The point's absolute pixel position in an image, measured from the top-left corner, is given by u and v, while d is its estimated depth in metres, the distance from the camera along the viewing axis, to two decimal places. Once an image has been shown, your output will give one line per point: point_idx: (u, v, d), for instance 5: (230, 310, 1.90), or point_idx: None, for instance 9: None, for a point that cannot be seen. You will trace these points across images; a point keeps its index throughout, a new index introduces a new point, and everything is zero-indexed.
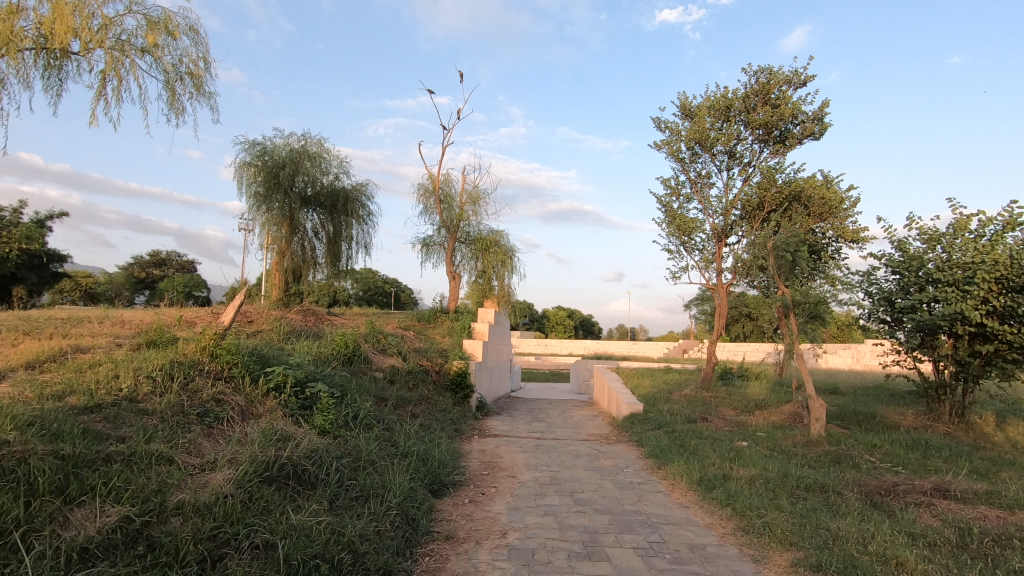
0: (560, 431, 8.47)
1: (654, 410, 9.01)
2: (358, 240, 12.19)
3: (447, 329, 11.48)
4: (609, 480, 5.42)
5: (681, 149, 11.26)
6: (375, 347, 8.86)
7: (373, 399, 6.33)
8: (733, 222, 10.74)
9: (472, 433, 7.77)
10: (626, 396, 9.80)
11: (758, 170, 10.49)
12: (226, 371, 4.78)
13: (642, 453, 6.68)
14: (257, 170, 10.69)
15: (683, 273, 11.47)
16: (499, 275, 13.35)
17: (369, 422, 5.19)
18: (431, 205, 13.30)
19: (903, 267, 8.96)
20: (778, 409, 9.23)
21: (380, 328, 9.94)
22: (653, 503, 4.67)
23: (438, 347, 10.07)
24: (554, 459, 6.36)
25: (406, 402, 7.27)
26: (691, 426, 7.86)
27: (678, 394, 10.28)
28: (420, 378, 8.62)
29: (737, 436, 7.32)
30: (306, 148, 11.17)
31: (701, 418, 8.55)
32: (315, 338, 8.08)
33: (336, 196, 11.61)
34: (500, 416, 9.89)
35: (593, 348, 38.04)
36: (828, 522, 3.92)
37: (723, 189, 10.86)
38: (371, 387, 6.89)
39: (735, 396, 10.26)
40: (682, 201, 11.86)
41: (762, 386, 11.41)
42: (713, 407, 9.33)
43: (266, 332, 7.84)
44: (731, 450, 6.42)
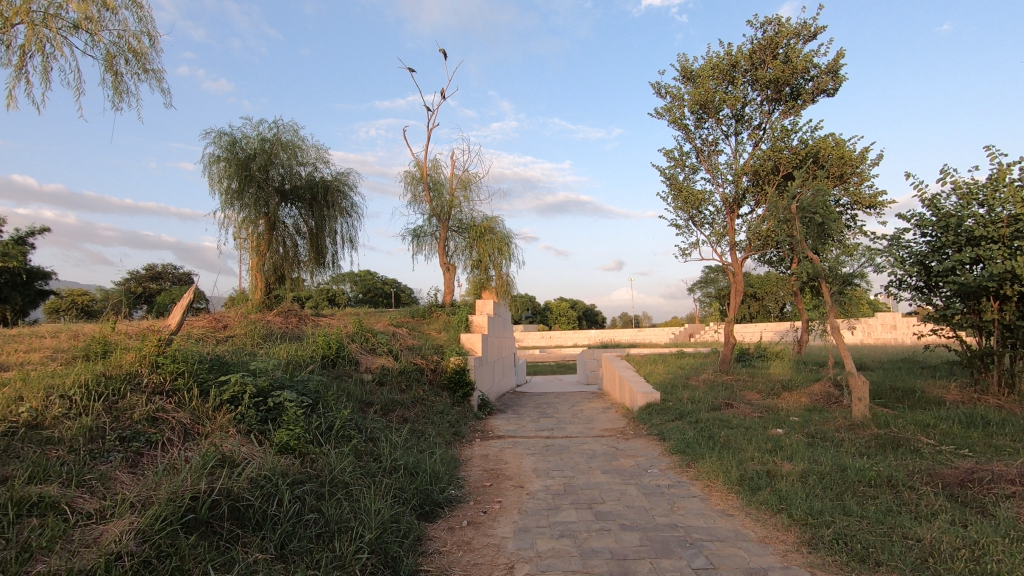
0: (571, 427, 7.68)
1: (672, 398, 8.23)
2: (343, 235, 11.41)
3: (443, 324, 10.69)
4: (632, 485, 4.61)
5: (684, 116, 10.41)
6: (363, 347, 8.06)
7: (357, 405, 5.53)
8: (744, 190, 9.94)
9: (473, 436, 6.98)
10: (641, 385, 9.01)
11: (770, 132, 9.67)
12: (169, 383, 3.96)
13: (666, 449, 5.89)
14: (227, 161, 9.79)
15: (693, 249, 10.68)
16: (497, 264, 12.53)
17: (349, 433, 4.40)
18: (420, 192, 12.48)
19: (937, 228, 8.20)
20: (808, 389, 8.42)
21: (369, 326, 9.15)
22: (690, 513, 3.88)
23: (434, 344, 9.27)
24: (566, 462, 5.56)
25: (397, 407, 6.46)
26: (716, 414, 7.07)
27: (696, 379, 9.48)
28: (413, 378, 7.82)
29: (771, 423, 6.53)
30: (279, 137, 10.32)
31: (726, 404, 7.75)
32: (295, 340, 7.28)
33: (315, 188, 10.82)
34: (504, 415, 9.11)
35: (598, 337, 37.26)
36: (917, 531, 3.12)
37: (732, 155, 10.05)
38: (356, 393, 6.09)
39: (758, 378, 9.44)
40: (688, 173, 11.04)
41: (785, 366, 10.59)
42: (736, 392, 8.54)
43: (238, 337, 7.04)
44: (768, 440, 5.62)
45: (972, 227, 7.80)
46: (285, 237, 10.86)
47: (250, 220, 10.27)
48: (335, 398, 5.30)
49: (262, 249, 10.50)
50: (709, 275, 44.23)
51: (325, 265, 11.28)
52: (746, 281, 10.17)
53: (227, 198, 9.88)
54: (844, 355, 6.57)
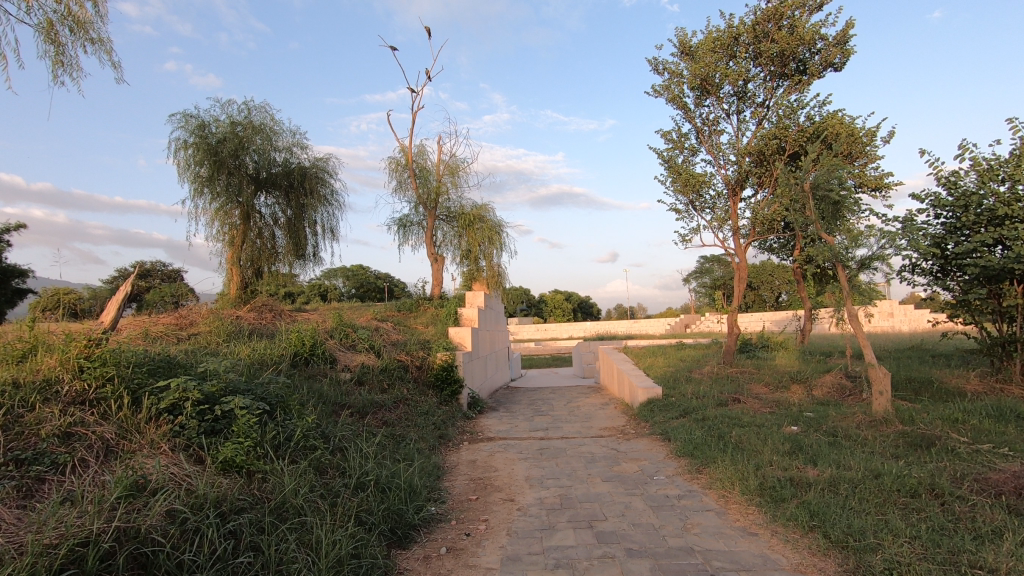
0: (567, 426, 7.14)
1: (675, 393, 7.70)
2: (323, 225, 10.77)
3: (431, 317, 10.10)
4: (638, 498, 4.05)
5: (683, 94, 9.83)
6: (342, 344, 7.46)
7: (327, 410, 4.95)
8: (748, 172, 9.39)
9: (461, 438, 6.41)
10: (641, 379, 8.48)
11: (775, 109, 9.11)
12: (93, 391, 3.36)
13: (672, 451, 5.36)
14: (194, 147, 9.09)
15: (694, 235, 10.14)
16: (487, 254, 11.93)
17: (313, 444, 3.82)
18: (405, 179, 11.83)
19: (955, 208, 7.67)
20: (819, 381, 7.91)
21: (350, 321, 8.55)
22: (706, 533, 3.33)
23: (420, 338, 8.69)
24: (562, 468, 5.01)
25: (375, 411, 5.89)
26: (724, 411, 6.55)
27: (699, 372, 8.96)
28: (397, 377, 7.23)
29: (784, 420, 6.00)
30: (251, 120, 9.64)
31: (734, 400, 7.22)
32: (265, 338, 6.67)
33: (291, 175, 10.14)
34: (496, 413, 8.55)
35: (594, 329, 36.80)
36: (986, 558, 2.59)
37: (734, 135, 9.48)
38: (329, 395, 5.50)
39: (764, 370, 8.93)
40: (687, 155, 10.48)
41: (791, 356, 10.08)
42: (742, 385, 8.03)
43: (202, 334, 6.43)
44: (785, 440, 5.09)
45: (993, 205, 7.30)
46: (260, 227, 10.25)
47: (223, 209, 9.63)
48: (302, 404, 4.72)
49: (237, 240, 9.88)
50: (705, 264, 43.75)
51: (304, 257, 10.68)
52: (749, 268, 9.64)
53: (196, 187, 9.21)
54: (863, 345, 6.02)
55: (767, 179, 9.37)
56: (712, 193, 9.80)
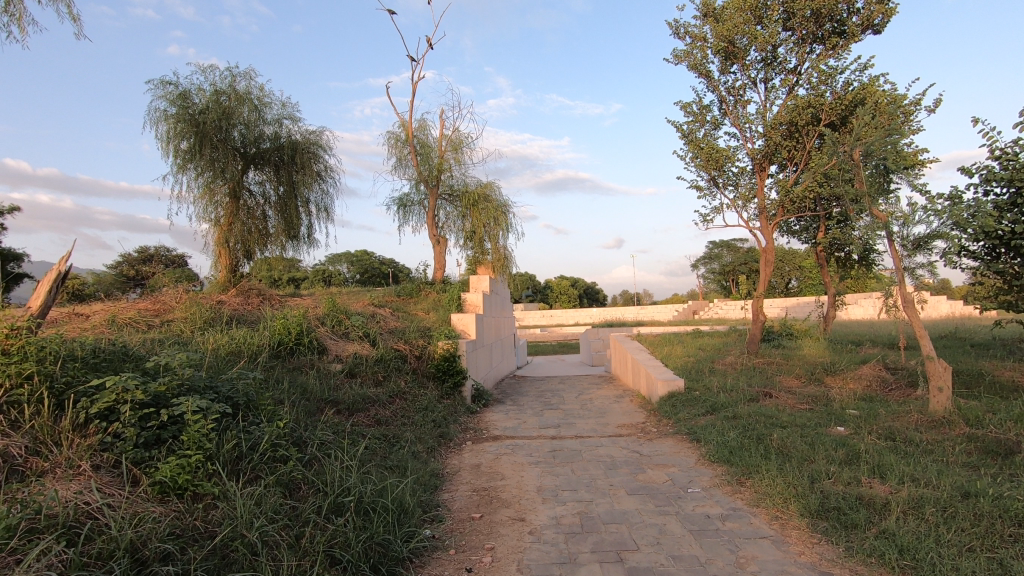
0: (581, 423, 6.48)
1: (699, 385, 7.03)
2: (318, 203, 10.09)
3: (432, 303, 9.44)
4: (673, 518, 3.37)
5: (706, 61, 9.00)
6: (334, 331, 6.82)
7: (307, 410, 4.30)
8: (776, 146, 8.62)
9: (464, 438, 5.76)
10: (659, 370, 7.80)
11: (808, 76, 8.29)
12: (8, 394, 2.73)
13: (704, 456, 4.70)
14: (175, 118, 8.40)
15: (715, 215, 9.39)
16: (492, 235, 11.21)
17: (284, 454, 3.19)
18: (405, 155, 11.08)
19: (1013, 182, 6.87)
20: (856, 374, 7.21)
21: (344, 306, 7.90)
22: (767, 571, 2.67)
23: (420, 325, 8.04)
24: (579, 476, 4.34)
25: (366, 409, 5.26)
26: (757, 408, 5.87)
27: (722, 363, 8.27)
28: (393, 368, 6.58)
29: (827, 419, 5.32)
30: (236, 89, 8.90)
31: (765, 395, 6.54)
32: (247, 325, 6.04)
33: (282, 151, 9.43)
34: (503, 407, 7.91)
35: (601, 315, 36.17)
36: None
37: (761, 105, 8.70)
38: (313, 391, 4.88)
39: (793, 361, 8.23)
40: (709, 128, 9.71)
41: (819, 346, 9.36)
42: (771, 378, 7.35)
43: (178, 321, 5.80)
44: (836, 445, 4.40)
45: None
46: (250, 205, 9.62)
47: (209, 187, 8.95)
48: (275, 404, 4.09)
49: (225, 220, 9.27)
50: (713, 250, 42.80)
51: (299, 239, 10.04)
52: (776, 251, 8.91)
53: (178, 162, 8.55)
54: (920, 335, 5.29)
55: (798, 154, 8.61)
56: (737, 169, 9.05)
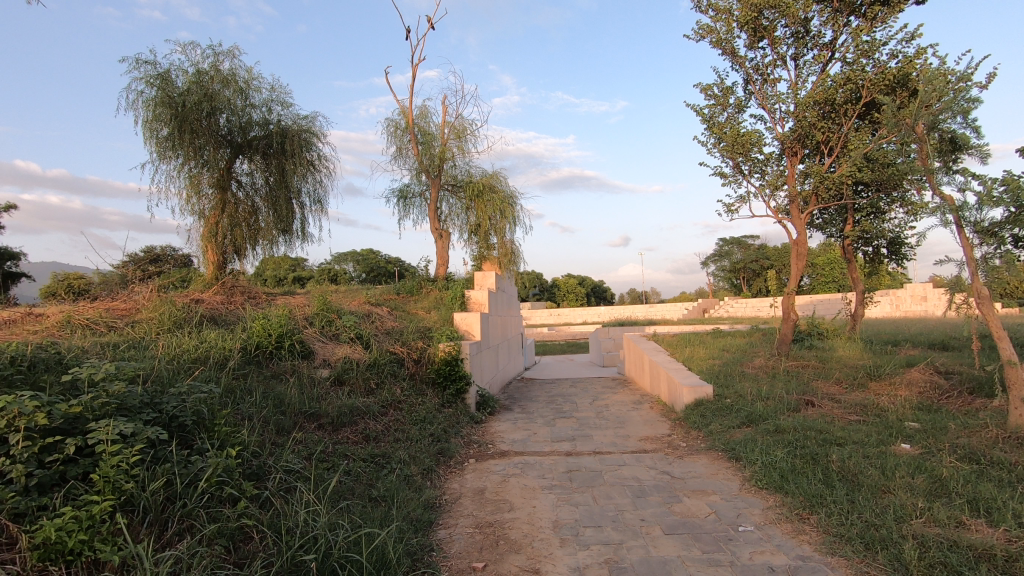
0: (598, 435, 5.77)
1: (729, 392, 6.29)
2: (311, 195, 9.42)
3: (434, 301, 8.75)
4: (729, 571, 2.66)
5: (731, 36, 8.24)
6: (323, 333, 6.16)
7: (275, 431, 3.63)
8: (809, 129, 7.85)
9: (466, 454, 5.06)
10: (684, 374, 7.07)
11: (846, 50, 7.52)
12: None
13: (750, 480, 3.98)
14: (154, 102, 7.74)
15: (740, 204, 8.64)
16: (498, 229, 10.51)
17: (232, 494, 2.52)
18: (404, 144, 10.37)
19: None
20: (905, 379, 6.46)
21: (337, 305, 7.24)
22: None
23: (420, 326, 7.34)
24: (603, 506, 3.63)
25: (353, 423, 4.59)
26: (801, 420, 5.14)
27: (751, 366, 7.53)
28: (388, 374, 5.88)
29: (888, 435, 4.57)
30: (220, 71, 8.22)
31: (806, 404, 5.79)
32: (223, 326, 5.37)
33: (271, 138, 8.76)
34: (510, 415, 7.22)
35: (609, 314, 35.42)
36: None
37: (792, 84, 7.94)
38: (291, 403, 4.22)
39: (830, 363, 7.46)
40: (733, 111, 8.98)
41: (854, 347, 8.60)
42: (808, 383, 6.61)
43: (143, 322, 5.14)
44: (913, 469, 3.67)
45: None
46: (239, 197, 8.98)
47: (192, 177, 8.32)
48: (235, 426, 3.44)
49: (212, 213, 8.64)
50: (724, 247, 41.82)
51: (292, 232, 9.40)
52: (809, 242, 8.14)
53: (158, 150, 7.90)
54: (999, 336, 4.55)
55: (833, 138, 7.86)
56: (764, 154, 8.30)
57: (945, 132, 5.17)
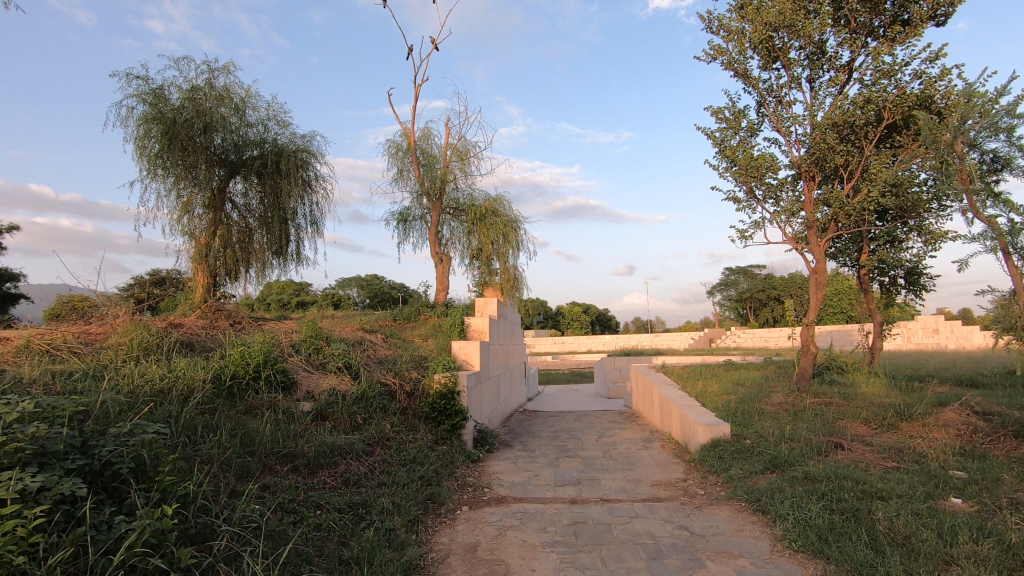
0: (606, 479, 5.24)
1: (749, 432, 5.77)
2: (307, 217, 9.09)
3: (431, 329, 8.31)
4: None
5: (743, 58, 7.97)
6: (309, 362, 5.72)
7: (236, 479, 3.17)
8: (829, 153, 7.48)
9: (459, 500, 4.56)
10: (698, 411, 6.55)
11: (863, 71, 7.23)
12: None
13: (783, 541, 3.46)
14: (145, 119, 7.45)
15: (754, 230, 8.25)
16: (501, 254, 10.13)
17: (160, 566, 2.05)
18: (405, 166, 10.06)
19: None
20: (939, 419, 5.92)
21: (327, 332, 6.81)
22: None
23: (415, 354, 6.89)
24: (614, 571, 3.12)
25: (333, 466, 4.11)
26: (833, 466, 4.62)
27: (769, 403, 7.00)
28: (377, 408, 5.40)
29: (935, 487, 4.05)
30: (215, 88, 7.96)
31: (835, 447, 5.26)
32: (199, 354, 4.95)
33: (266, 158, 8.47)
34: (510, 452, 6.69)
35: (614, 343, 34.80)
36: None
37: (809, 106, 7.62)
38: (261, 443, 3.76)
39: (855, 400, 6.93)
40: (745, 135, 8.67)
41: (878, 382, 8.06)
42: (834, 423, 6.08)
43: (110, 348, 4.72)
44: (974, 532, 3.15)
45: None
46: (233, 218, 8.66)
47: (184, 197, 8.02)
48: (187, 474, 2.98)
49: (204, 234, 8.30)
50: (729, 276, 41.31)
51: (287, 254, 9.06)
52: (827, 271, 7.71)
53: (148, 169, 7.59)
54: None
55: (851, 162, 7.51)
56: (779, 179, 7.94)
57: (985, 152, 4.79)
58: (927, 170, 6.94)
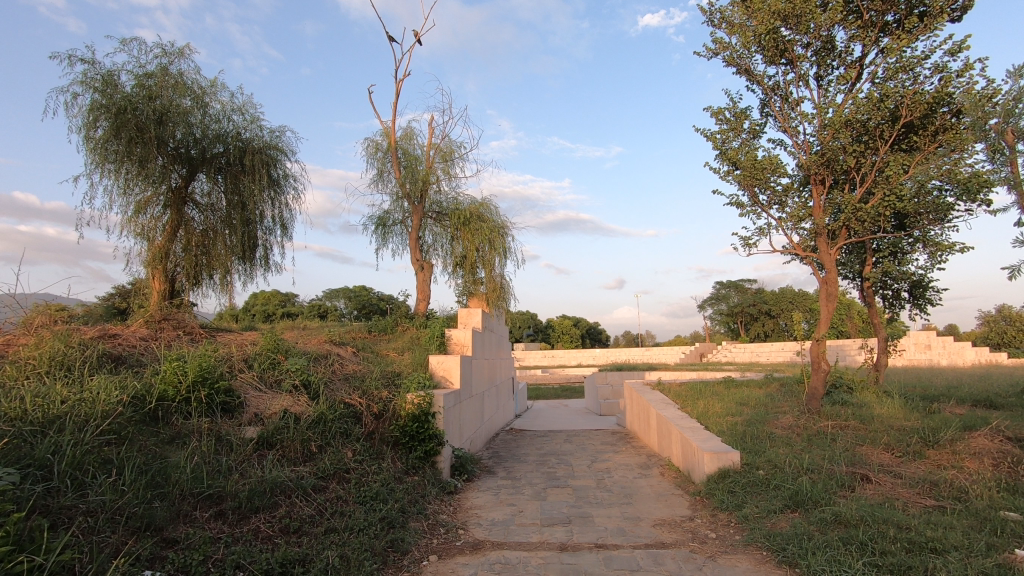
0: (601, 517, 4.54)
1: (762, 461, 5.10)
2: (275, 219, 8.39)
3: (409, 341, 7.60)
4: None
5: (747, 53, 7.42)
6: (261, 379, 5.00)
7: (124, 541, 2.48)
8: (840, 154, 6.93)
9: (428, 546, 3.83)
10: (702, 435, 5.85)
11: (876, 66, 6.71)
12: None
13: None
14: (93, 109, 6.74)
15: (758, 238, 7.66)
16: (486, 262, 9.47)
17: None
18: (385, 166, 9.38)
19: None
20: (971, 446, 5.29)
21: (289, 344, 6.08)
22: None
23: (388, 370, 6.17)
24: None
25: (272, 508, 3.40)
26: (867, 505, 3.96)
27: (779, 426, 6.34)
28: (337, 433, 4.66)
29: (994, 535, 3.40)
30: (174, 76, 7.27)
31: (861, 480, 4.61)
32: (125, 371, 4.21)
33: (231, 154, 7.79)
34: (492, 482, 5.94)
35: (604, 358, 34.16)
36: None
37: (818, 104, 7.08)
38: (178, 482, 3.07)
39: (872, 423, 6.30)
40: (747, 136, 8.11)
41: (893, 403, 7.44)
42: (855, 450, 5.43)
43: (14, 363, 3.98)
44: None
45: None
46: (194, 219, 7.95)
47: (137, 194, 7.28)
48: (51, 535, 2.28)
49: (161, 237, 7.58)
50: (721, 290, 41.08)
51: (255, 259, 8.38)
52: (839, 281, 7.13)
53: (96, 163, 6.87)
54: None
55: (863, 164, 7.01)
56: (786, 183, 7.37)
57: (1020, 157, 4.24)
58: (947, 173, 6.43)
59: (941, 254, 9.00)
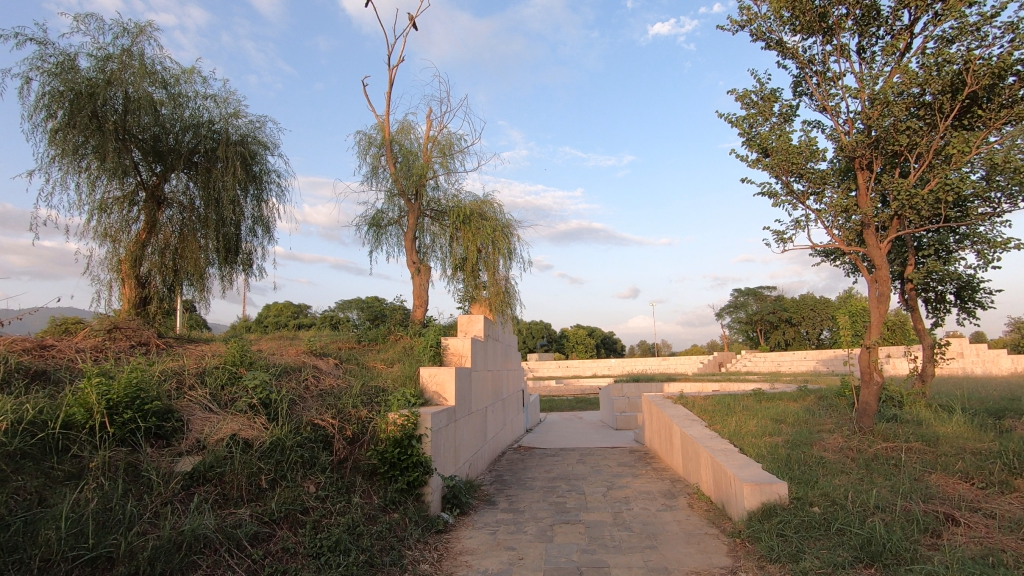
0: (619, 568, 3.66)
1: (817, 494, 4.18)
2: (256, 219, 7.69)
3: (401, 352, 6.81)
4: None
5: (778, 23, 6.57)
6: (214, 397, 4.20)
7: None
8: (890, 133, 6.03)
9: None
10: (739, 460, 4.93)
11: (932, 31, 5.83)
12: None
13: None
14: (50, 96, 6.11)
15: (795, 232, 6.78)
16: (489, 264, 8.69)
17: None
18: (379, 162, 8.64)
19: None
20: None
21: (259, 356, 5.30)
22: None
23: (370, 385, 5.35)
24: None
25: (186, 571, 2.63)
26: (969, 561, 3.04)
27: (829, 450, 5.39)
28: (298, 463, 3.82)
29: None
30: (141, 60, 6.62)
31: (947, 523, 3.67)
32: (36, 391, 3.44)
33: (205, 147, 7.11)
34: (492, 516, 5.07)
35: (620, 367, 33.11)
36: None
37: (863, 77, 6.20)
38: (47, 543, 2.30)
39: (940, 445, 5.33)
40: (778, 120, 7.24)
41: (956, 419, 6.45)
42: (927, 480, 4.48)
43: None
44: None
45: None
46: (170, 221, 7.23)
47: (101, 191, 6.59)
48: None
49: (132, 239, 6.89)
50: (738, 297, 39.87)
51: (236, 264, 7.67)
52: (891, 279, 6.20)
53: (54, 155, 6.21)
54: None
55: (917, 144, 6.10)
56: (826, 168, 6.49)
57: None
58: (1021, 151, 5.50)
59: (997, 249, 7.99)
